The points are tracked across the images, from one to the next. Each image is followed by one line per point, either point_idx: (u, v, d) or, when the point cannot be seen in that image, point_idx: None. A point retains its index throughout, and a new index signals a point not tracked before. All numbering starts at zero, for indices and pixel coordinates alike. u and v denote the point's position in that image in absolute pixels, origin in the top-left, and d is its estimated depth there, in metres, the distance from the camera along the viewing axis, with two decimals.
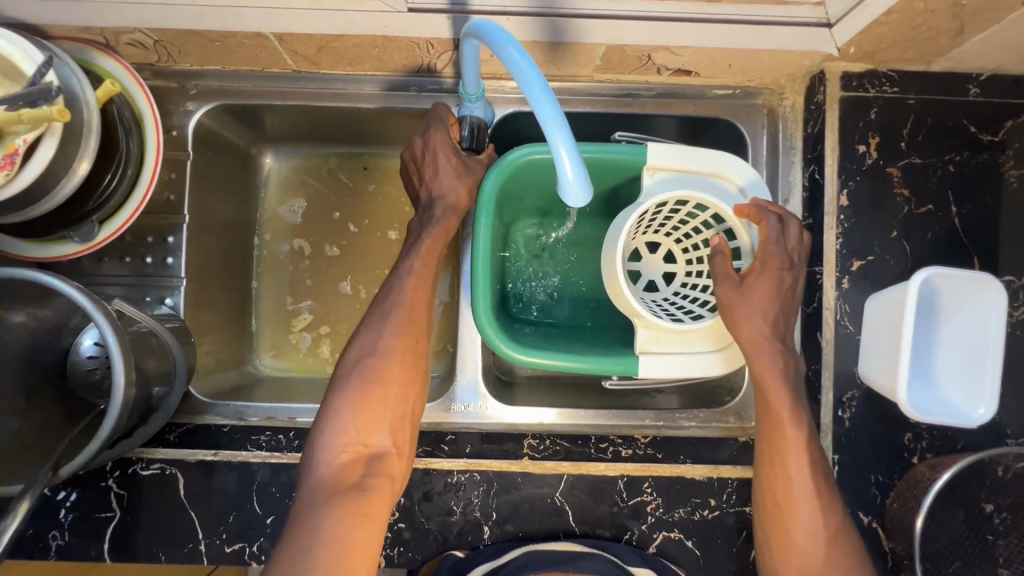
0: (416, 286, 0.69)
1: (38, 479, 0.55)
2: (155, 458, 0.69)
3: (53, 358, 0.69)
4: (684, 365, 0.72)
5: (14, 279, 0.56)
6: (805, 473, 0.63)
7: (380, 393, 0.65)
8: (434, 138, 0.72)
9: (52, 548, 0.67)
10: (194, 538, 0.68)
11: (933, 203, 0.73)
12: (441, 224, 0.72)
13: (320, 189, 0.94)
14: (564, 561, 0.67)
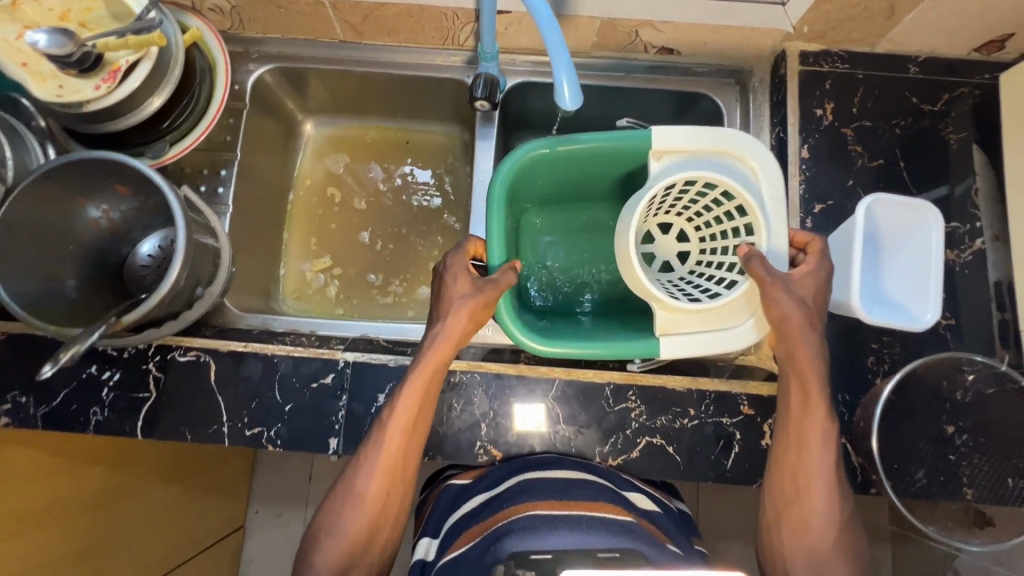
0: (401, 425, 0.70)
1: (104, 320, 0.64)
2: (192, 346, 0.77)
3: (116, 256, 0.79)
4: (707, 345, 0.71)
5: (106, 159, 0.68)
6: (822, 450, 0.69)
7: (364, 517, 0.69)
8: (450, 264, 0.73)
9: (91, 422, 0.74)
10: (218, 420, 0.75)
11: (884, 159, 0.84)
12: (430, 359, 0.70)
13: (352, 155, 1.08)
14: (561, 487, 0.68)
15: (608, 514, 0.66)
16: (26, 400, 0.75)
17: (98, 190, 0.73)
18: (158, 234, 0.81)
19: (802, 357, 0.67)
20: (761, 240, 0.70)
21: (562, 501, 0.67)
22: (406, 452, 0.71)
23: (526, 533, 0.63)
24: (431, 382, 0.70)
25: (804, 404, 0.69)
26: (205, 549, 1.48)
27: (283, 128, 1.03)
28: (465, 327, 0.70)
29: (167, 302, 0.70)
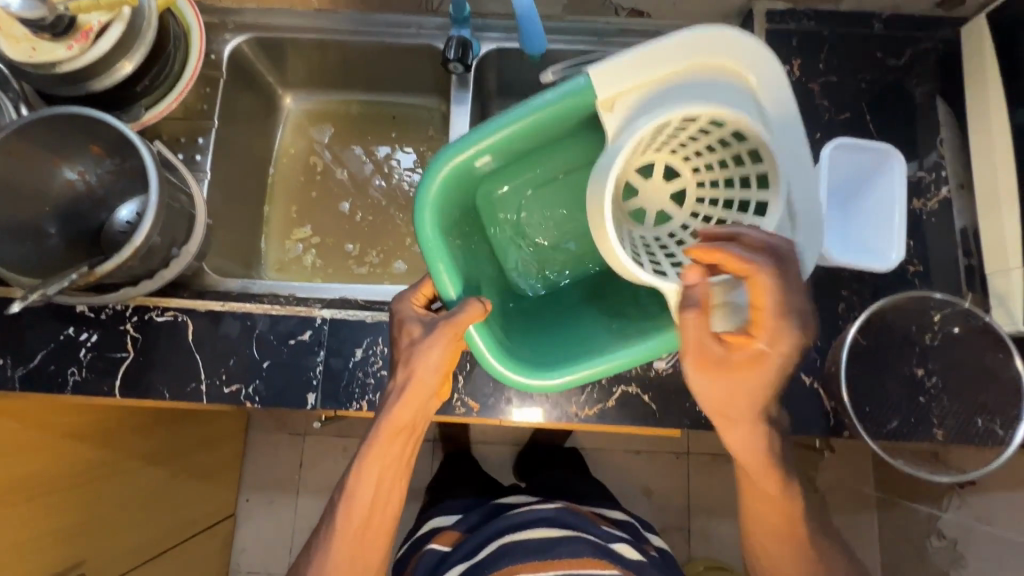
0: (368, 490, 0.74)
1: (78, 269, 0.65)
2: (169, 307, 0.77)
3: (94, 219, 0.80)
4: (747, 307, 0.67)
5: (81, 115, 0.68)
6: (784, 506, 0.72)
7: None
8: (405, 318, 0.72)
9: (69, 382, 0.75)
10: (196, 378, 0.75)
11: (851, 112, 0.86)
12: (385, 424, 0.71)
13: (331, 128, 1.09)
14: (547, 548, 0.87)
15: (592, 569, 0.83)
16: (4, 362, 0.75)
17: (71, 151, 0.74)
18: (137, 200, 0.79)
19: (733, 438, 0.68)
20: (772, 168, 0.64)
21: (546, 563, 0.84)
22: (380, 505, 0.76)
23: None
24: (389, 448, 0.73)
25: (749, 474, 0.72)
26: (196, 533, 1.48)
27: (262, 101, 1.04)
28: (419, 385, 0.69)
29: (142, 256, 0.70)
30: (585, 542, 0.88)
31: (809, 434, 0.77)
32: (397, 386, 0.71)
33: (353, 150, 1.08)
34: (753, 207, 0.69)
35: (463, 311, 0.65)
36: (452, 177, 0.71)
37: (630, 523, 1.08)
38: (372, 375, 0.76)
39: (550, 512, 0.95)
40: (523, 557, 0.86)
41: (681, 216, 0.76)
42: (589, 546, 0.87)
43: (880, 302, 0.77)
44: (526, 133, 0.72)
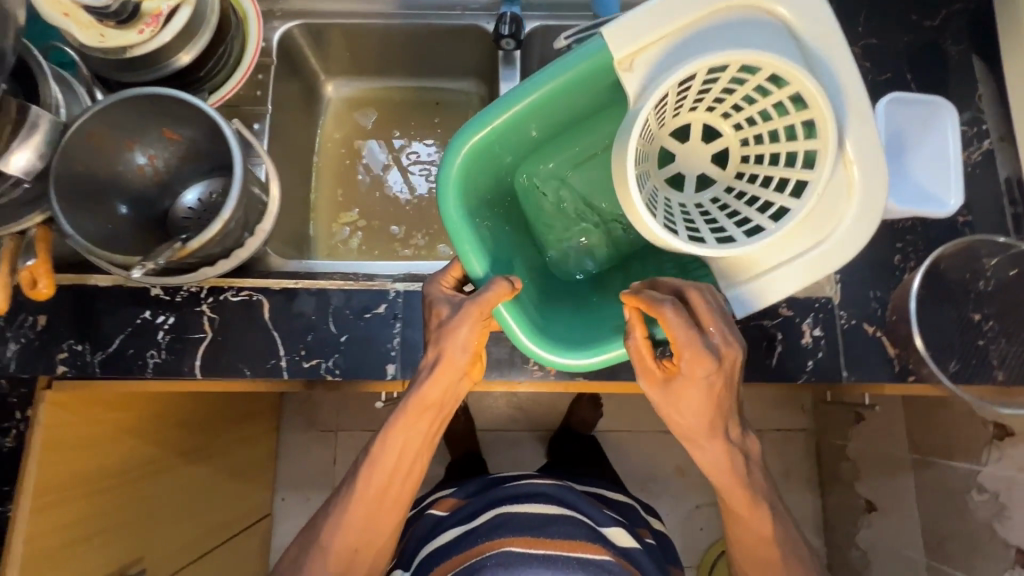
0: (394, 462, 0.74)
1: (169, 245, 0.66)
2: (243, 287, 0.78)
3: (163, 205, 0.81)
4: (801, 271, 0.67)
5: (160, 96, 0.69)
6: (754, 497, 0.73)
7: (347, 546, 0.75)
8: (434, 299, 0.72)
9: (149, 364, 0.76)
10: (276, 354, 0.76)
11: (891, 73, 0.89)
12: (414, 399, 0.71)
13: (375, 113, 1.10)
14: (543, 524, 0.86)
15: (584, 553, 0.82)
16: (83, 348, 0.76)
17: (145, 135, 0.74)
18: (203, 183, 0.81)
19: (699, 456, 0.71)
20: (817, 112, 0.62)
21: (537, 540, 0.83)
22: (398, 477, 0.75)
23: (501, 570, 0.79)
24: (415, 424, 0.73)
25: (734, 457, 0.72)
26: (245, 527, 1.46)
27: (306, 89, 1.05)
28: (448, 363, 0.69)
29: (226, 233, 0.71)
30: (579, 524, 0.87)
31: (875, 380, 0.79)
32: (427, 365, 0.71)
33: (366, 146, 1.10)
34: (801, 160, 0.67)
35: (489, 289, 0.66)
36: (473, 157, 0.74)
37: (630, 508, 1.08)
38: None
39: (550, 489, 0.95)
40: (517, 531, 0.85)
41: (724, 178, 0.74)
42: (584, 529, 0.86)
43: (940, 250, 0.80)
44: (540, 108, 0.73)
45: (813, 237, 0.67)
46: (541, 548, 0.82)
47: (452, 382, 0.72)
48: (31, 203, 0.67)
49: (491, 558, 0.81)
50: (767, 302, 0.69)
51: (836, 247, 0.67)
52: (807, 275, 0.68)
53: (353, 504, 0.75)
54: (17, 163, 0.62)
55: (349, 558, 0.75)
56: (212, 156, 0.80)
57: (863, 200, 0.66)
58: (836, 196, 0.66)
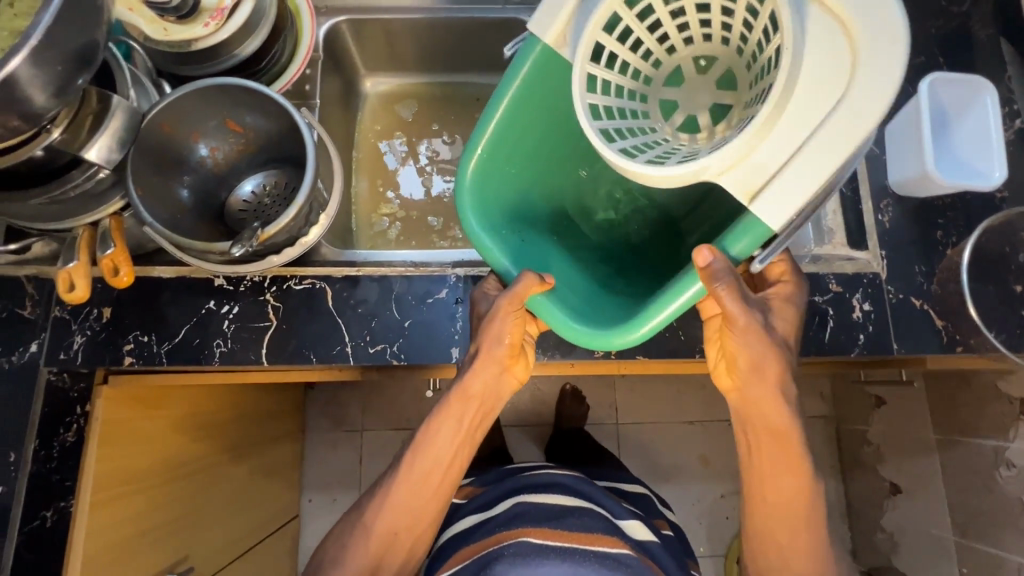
0: (444, 450, 0.73)
1: (250, 231, 0.67)
2: (305, 275, 0.79)
3: (223, 197, 0.82)
4: (824, 144, 0.53)
5: (231, 86, 0.71)
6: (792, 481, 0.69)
7: (389, 529, 0.72)
8: (478, 292, 0.75)
9: (215, 353, 0.76)
10: (341, 341, 0.77)
11: (924, 56, 0.91)
12: (460, 388, 0.71)
13: (415, 106, 1.12)
14: (559, 514, 0.82)
15: (601, 547, 0.76)
16: (148, 339, 0.76)
17: (209, 126, 0.76)
18: (261, 175, 0.82)
19: (758, 431, 0.70)
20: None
21: (555, 532, 0.77)
22: (442, 468, 0.73)
23: (517, 561, 0.73)
24: (462, 413, 0.72)
25: (777, 445, 0.70)
26: (278, 528, 1.44)
27: (347, 84, 1.07)
28: (488, 350, 0.70)
29: (299, 219, 0.72)
30: (600, 516, 0.83)
31: (924, 352, 0.81)
32: (471, 355, 0.72)
33: (381, 147, 1.11)
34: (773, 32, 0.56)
35: (519, 283, 0.65)
36: (483, 177, 0.73)
37: (645, 499, 1.06)
38: None
39: (567, 478, 0.92)
40: (533, 523, 0.80)
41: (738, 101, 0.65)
42: (603, 521, 0.82)
43: (983, 223, 0.82)
44: (530, 98, 0.70)
45: (831, 93, 0.53)
46: (557, 540, 0.76)
47: (498, 374, 0.71)
48: (105, 193, 0.68)
49: (507, 549, 0.76)
50: (800, 199, 0.56)
51: (860, 99, 0.52)
52: (837, 149, 0.53)
53: (394, 491, 0.72)
54: (96, 153, 0.62)
55: (389, 538, 0.72)
56: (271, 147, 0.81)
57: (865, 33, 0.52)
58: (830, 40, 0.52)
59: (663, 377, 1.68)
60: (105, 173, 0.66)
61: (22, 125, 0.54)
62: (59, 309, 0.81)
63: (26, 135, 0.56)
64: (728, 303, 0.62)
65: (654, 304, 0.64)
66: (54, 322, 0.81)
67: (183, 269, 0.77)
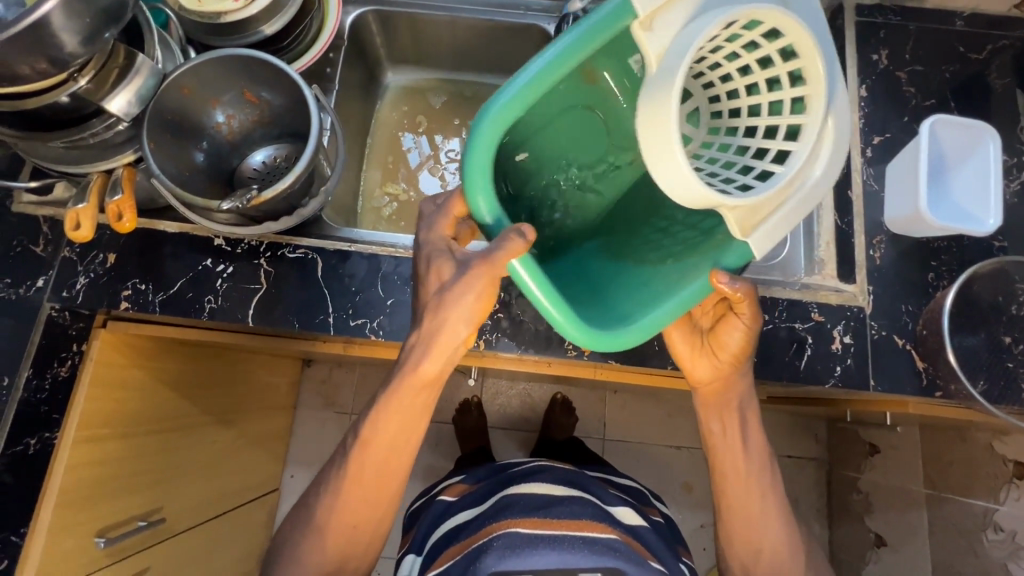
0: (396, 422, 0.73)
1: (246, 195, 0.71)
2: (300, 245, 0.82)
3: (235, 162, 0.86)
4: (796, 214, 0.63)
5: (249, 59, 0.75)
6: (762, 493, 0.76)
7: (360, 491, 0.74)
8: (426, 255, 0.69)
9: (206, 309, 0.80)
10: (325, 311, 0.80)
11: (936, 99, 0.91)
12: (415, 371, 0.70)
13: (443, 96, 1.16)
14: (548, 502, 0.83)
15: (590, 532, 0.78)
16: (146, 288, 0.80)
17: (227, 94, 0.80)
18: (271, 146, 0.86)
19: (732, 426, 0.77)
20: (807, 62, 0.59)
21: (545, 521, 0.79)
22: (400, 437, 0.74)
23: (507, 553, 0.74)
24: (423, 390, 0.72)
25: (738, 465, 0.76)
26: (256, 497, 1.47)
27: (369, 72, 1.11)
28: (443, 327, 0.67)
29: (298, 188, 0.76)
30: (587, 503, 0.84)
31: (902, 392, 0.80)
32: (421, 335, 0.69)
33: (398, 138, 1.14)
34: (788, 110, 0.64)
35: (501, 248, 0.60)
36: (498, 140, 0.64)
37: (636, 489, 1.07)
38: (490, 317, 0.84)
39: (555, 468, 0.93)
40: (521, 513, 0.81)
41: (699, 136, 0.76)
42: (591, 508, 0.83)
43: (978, 267, 0.80)
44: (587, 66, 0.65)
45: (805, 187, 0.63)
46: (546, 529, 0.78)
47: (454, 352, 0.70)
48: (122, 144, 0.73)
49: (496, 541, 0.77)
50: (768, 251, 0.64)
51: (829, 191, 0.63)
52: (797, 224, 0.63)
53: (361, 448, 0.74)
54: (116, 105, 0.67)
55: (354, 501, 0.74)
56: (284, 122, 0.85)
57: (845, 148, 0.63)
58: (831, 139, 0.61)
59: (654, 398, 1.67)
60: (123, 125, 0.71)
61: (50, 69, 0.59)
62: (68, 250, 0.83)
63: (54, 81, 0.61)
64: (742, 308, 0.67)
65: (673, 305, 0.65)
66: (61, 262, 0.83)
67: (187, 226, 0.82)
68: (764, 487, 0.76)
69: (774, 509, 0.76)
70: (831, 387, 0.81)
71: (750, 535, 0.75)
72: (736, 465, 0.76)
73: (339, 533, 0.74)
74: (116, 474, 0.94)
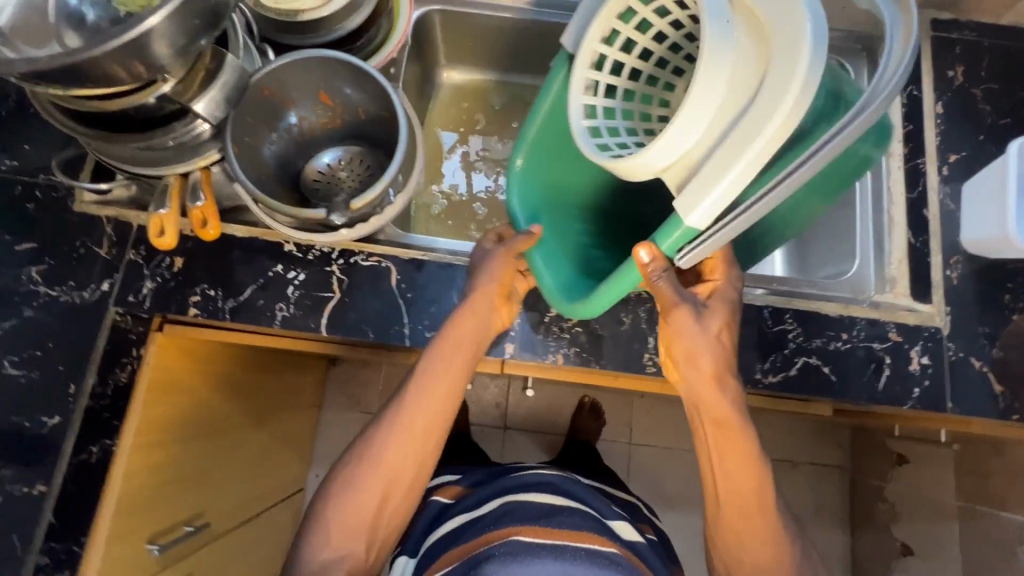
0: (432, 411, 0.71)
1: (340, 205, 0.70)
2: (373, 253, 0.80)
3: (300, 164, 0.83)
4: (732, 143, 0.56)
5: (330, 59, 0.73)
6: (764, 507, 0.71)
7: (396, 481, 0.70)
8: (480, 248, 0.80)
9: (277, 317, 0.77)
10: (400, 321, 0.78)
11: (1012, 118, 0.90)
12: (442, 348, 0.72)
13: (501, 99, 1.14)
14: (547, 511, 0.79)
15: (591, 544, 0.74)
16: (215, 294, 0.78)
17: (305, 96, 0.78)
18: (339, 148, 0.84)
19: (716, 411, 0.70)
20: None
21: (547, 530, 0.75)
22: (433, 423, 0.71)
23: (507, 561, 0.70)
24: (456, 378, 0.72)
25: (732, 471, 0.70)
26: (284, 498, 1.44)
27: (428, 72, 1.09)
28: (470, 301, 0.74)
29: (385, 193, 0.74)
30: (587, 514, 0.80)
31: (979, 415, 0.79)
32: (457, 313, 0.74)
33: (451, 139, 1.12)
34: None
35: (518, 237, 0.76)
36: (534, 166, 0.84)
37: (631, 506, 1.04)
38: (568, 331, 0.80)
39: (552, 478, 0.88)
40: (522, 520, 0.77)
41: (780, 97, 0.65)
42: (592, 521, 0.79)
43: None
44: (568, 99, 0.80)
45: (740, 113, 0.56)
46: (549, 539, 0.73)
47: (484, 333, 0.74)
48: (200, 146, 0.70)
49: (496, 549, 0.73)
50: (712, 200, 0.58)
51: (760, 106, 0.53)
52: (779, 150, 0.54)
53: (396, 436, 0.70)
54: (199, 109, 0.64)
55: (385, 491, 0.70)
56: (356, 124, 0.83)
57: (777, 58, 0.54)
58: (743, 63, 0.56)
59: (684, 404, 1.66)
60: (203, 127, 0.68)
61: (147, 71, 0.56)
62: (133, 252, 0.80)
63: (143, 82, 0.58)
64: (665, 293, 0.67)
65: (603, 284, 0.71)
66: (126, 264, 0.79)
67: (256, 230, 0.79)
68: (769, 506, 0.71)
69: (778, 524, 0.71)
70: (909, 408, 0.80)
71: (740, 533, 0.71)
72: (727, 467, 0.70)
73: (355, 525, 0.69)
74: (163, 479, 0.93)
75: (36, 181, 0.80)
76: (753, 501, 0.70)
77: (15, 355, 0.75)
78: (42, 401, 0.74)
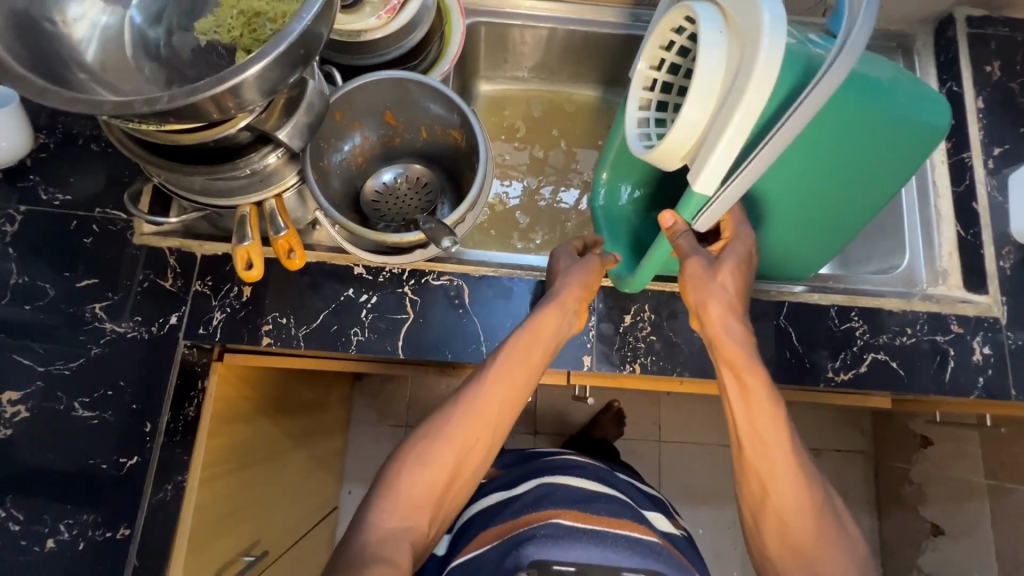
0: (510, 387, 0.67)
1: (428, 226, 0.69)
2: (443, 271, 0.79)
3: (360, 183, 0.82)
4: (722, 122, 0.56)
5: (403, 79, 0.73)
6: (792, 468, 0.63)
7: (467, 458, 0.64)
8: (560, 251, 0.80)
9: (353, 342, 0.76)
10: (477, 339, 0.78)
11: None
12: (531, 328, 0.69)
13: (539, 106, 1.13)
14: (585, 498, 0.71)
15: (633, 532, 0.66)
16: (287, 321, 0.77)
17: (370, 117, 0.78)
18: (398, 167, 0.83)
19: (724, 348, 0.67)
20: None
21: (585, 515, 0.66)
22: (512, 396, 0.67)
23: (549, 542, 0.61)
24: (534, 361, 0.69)
25: (755, 423, 0.64)
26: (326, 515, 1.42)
27: (466, 82, 1.08)
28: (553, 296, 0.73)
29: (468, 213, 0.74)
30: (622, 503, 0.72)
31: None
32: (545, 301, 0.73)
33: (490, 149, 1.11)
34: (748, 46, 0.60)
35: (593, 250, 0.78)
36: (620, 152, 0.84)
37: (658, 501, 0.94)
38: (643, 340, 0.81)
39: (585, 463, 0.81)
40: (561, 505, 0.68)
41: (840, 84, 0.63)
42: (628, 509, 0.71)
43: None
44: None
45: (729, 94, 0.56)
46: (586, 524, 0.65)
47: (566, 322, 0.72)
48: (274, 172, 0.69)
49: (537, 531, 0.63)
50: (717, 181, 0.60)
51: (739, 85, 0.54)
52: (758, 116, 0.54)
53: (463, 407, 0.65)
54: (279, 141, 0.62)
55: (455, 467, 0.63)
56: (417, 144, 0.83)
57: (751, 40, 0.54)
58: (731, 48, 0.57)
59: None
60: (276, 155, 0.67)
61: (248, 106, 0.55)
62: (200, 282, 0.78)
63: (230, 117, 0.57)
64: (683, 245, 0.67)
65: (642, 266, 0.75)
66: (194, 295, 0.78)
67: (325, 255, 0.78)
68: (806, 475, 0.64)
69: (813, 493, 0.63)
70: (975, 397, 0.82)
71: (761, 498, 0.63)
72: (746, 416, 0.64)
73: (410, 503, 0.60)
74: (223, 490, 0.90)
75: (93, 215, 0.78)
76: (782, 457, 0.63)
77: (86, 397, 0.73)
78: (119, 441, 0.73)
